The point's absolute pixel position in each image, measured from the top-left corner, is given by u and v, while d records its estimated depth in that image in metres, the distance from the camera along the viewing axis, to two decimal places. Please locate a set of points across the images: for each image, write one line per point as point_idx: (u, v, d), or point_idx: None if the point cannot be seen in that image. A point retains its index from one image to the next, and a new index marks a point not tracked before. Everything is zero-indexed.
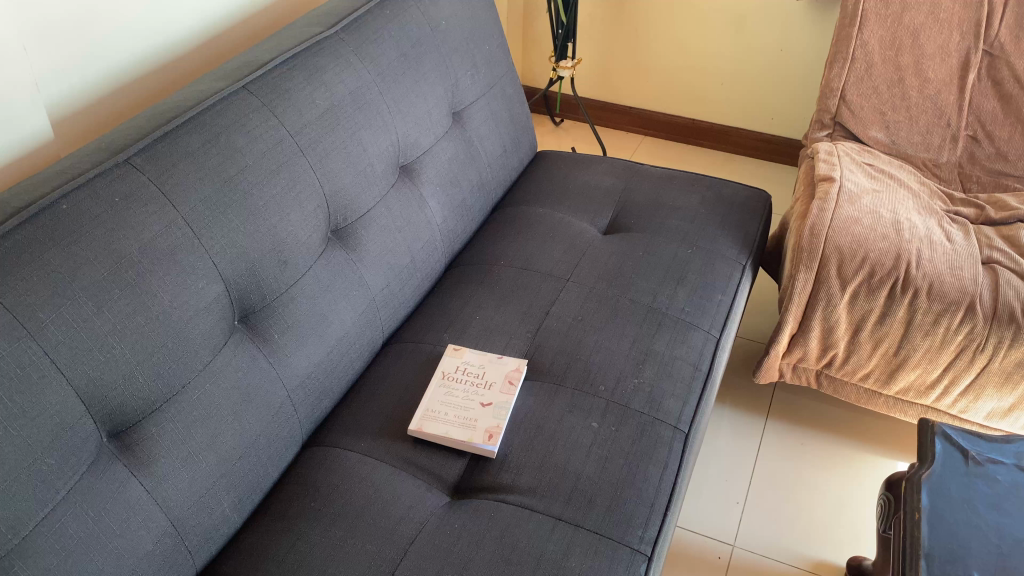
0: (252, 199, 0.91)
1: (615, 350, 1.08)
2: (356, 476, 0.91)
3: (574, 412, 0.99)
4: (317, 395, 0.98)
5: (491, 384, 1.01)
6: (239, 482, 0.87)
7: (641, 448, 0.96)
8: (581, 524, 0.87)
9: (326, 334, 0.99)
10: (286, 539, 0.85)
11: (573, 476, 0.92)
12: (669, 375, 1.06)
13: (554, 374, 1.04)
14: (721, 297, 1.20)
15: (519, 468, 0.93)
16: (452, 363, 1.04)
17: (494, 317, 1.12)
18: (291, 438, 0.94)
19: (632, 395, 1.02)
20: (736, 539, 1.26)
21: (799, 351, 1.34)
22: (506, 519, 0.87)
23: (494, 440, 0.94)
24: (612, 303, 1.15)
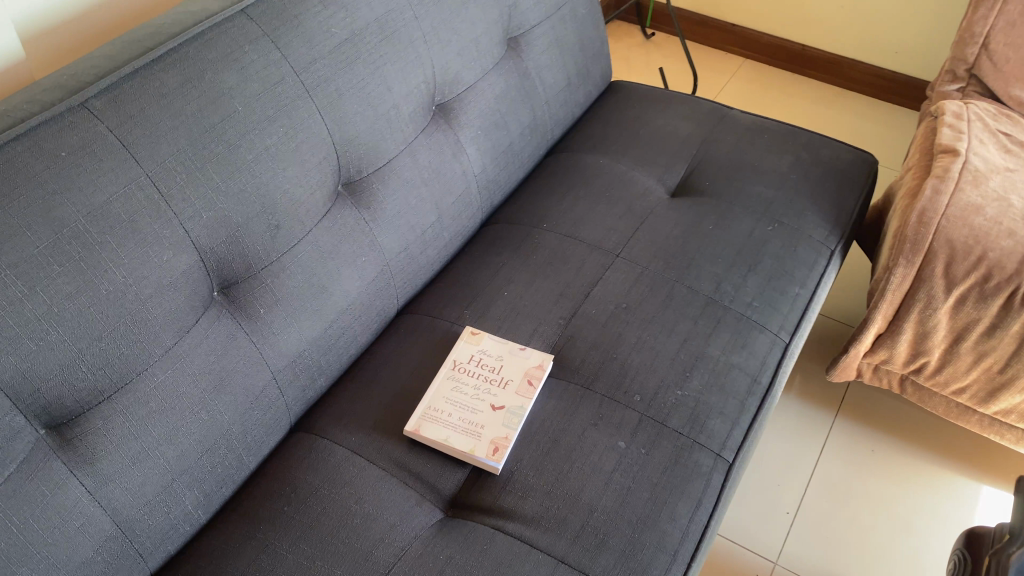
0: (240, 153, 0.77)
1: (659, 351, 0.92)
2: (339, 479, 0.80)
3: (600, 427, 0.85)
4: (309, 374, 0.86)
5: (507, 383, 0.87)
6: (204, 477, 0.78)
7: (672, 479, 0.83)
8: (587, 570, 0.75)
9: (324, 308, 0.86)
10: (250, 551, 0.75)
11: (587, 508, 0.79)
12: (718, 388, 0.91)
13: (586, 373, 0.90)
14: (798, 290, 1.03)
15: (526, 490, 0.80)
16: (466, 350, 0.90)
17: (525, 294, 0.97)
18: (273, 424, 0.83)
19: (672, 412, 0.88)
20: (779, 556, 1.12)
21: (884, 353, 1.15)
22: (499, 555, 0.75)
23: (499, 455, 0.81)
24: (665, 290, 0.98)
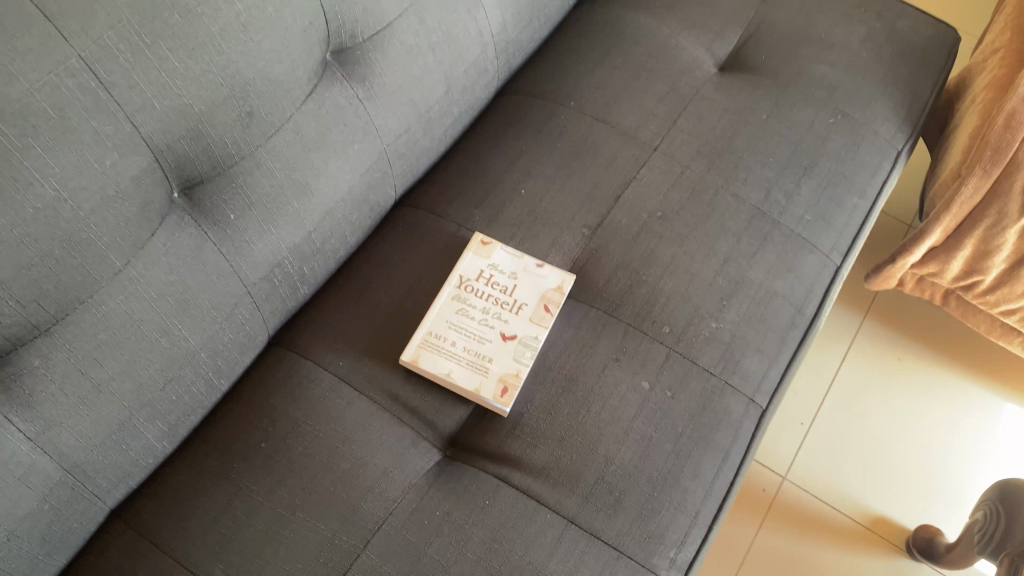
0: (203, 23, 0.60)
1: (694, 274, 0.80)
2: (324, 412, 0.70)
3: (622, 363, 0.75)
4: (290, 284, 0.75)
5: (521, 308, 0.76)
6: (169, 407, 0.67)
7: (699, 428, 0.74)
8: (598, 534, 0.68)
9: (307, 208, 0.73)
10: (223, 494, 0.67)
11: (602, 461, 0.70)
12: (759, 321, 0.80)
13: (609, 297, 0.78)
14: (856, 201, 0.89)
15: (535, 436, 0.71)
16: (475, 264, 0.78)
17: (545, 194, 0.84)
18: (248, 343, 0.73)
19: (705, 347, 0.77)
20: (789, 470, 1.07)
21: (934, 265, 1.03)
22: (502, 514, 0.67)
23: (508, 397, 0.71)
24: (706, 197, 0.85)
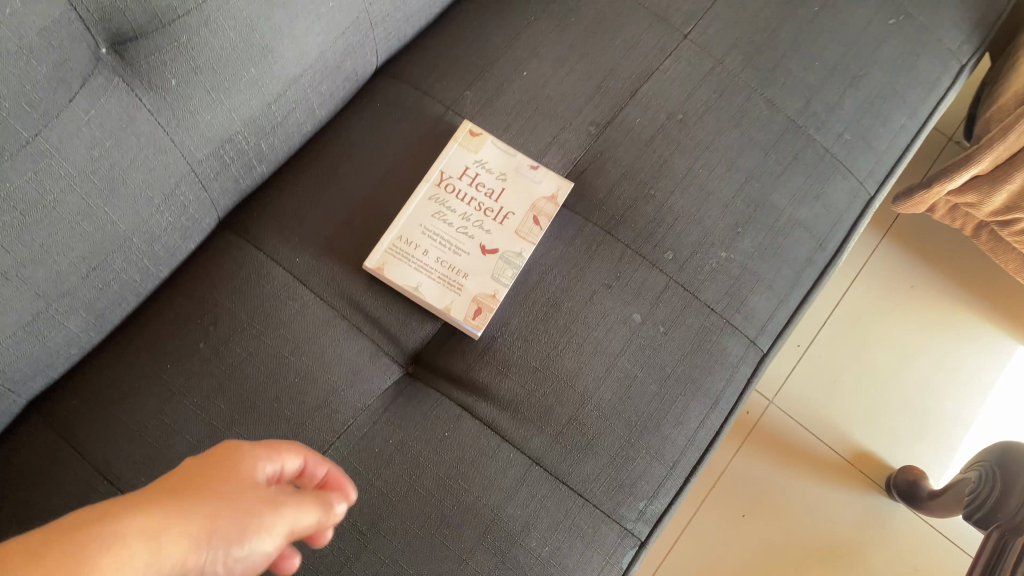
0: None
1: (709, 193, 0.70)
2: (272, 315, 0.62)
3: (614, 290, 0.66)
4: (243, 162, 0.64)
5: (506, 218, 0.67)
6: (95, 297, 0.59)
7: (690, 371, 0.66)
8: (564, 479, 0.62)
9: (266, 76, 0.62)
10: (153, 398, 0.60)
11: (578, 399, 0.63)
12: (773, 254, 0.71)
13: (608, 211, 0.69)
14: (904, 122, 0.78)
15: (507, 364, 0.64)
16: (460, 159, 0.68)
17: (550, 79, 0.72)
18: (191, 226, 0.63)
19: (709, 280, 0.68)
20: (777, 393, 1.02)
21: (973, 197, 0.93)
22: (461, 449, 0.61)
23: (480, 320, 0.63)
24: (735, 101, 0.73)
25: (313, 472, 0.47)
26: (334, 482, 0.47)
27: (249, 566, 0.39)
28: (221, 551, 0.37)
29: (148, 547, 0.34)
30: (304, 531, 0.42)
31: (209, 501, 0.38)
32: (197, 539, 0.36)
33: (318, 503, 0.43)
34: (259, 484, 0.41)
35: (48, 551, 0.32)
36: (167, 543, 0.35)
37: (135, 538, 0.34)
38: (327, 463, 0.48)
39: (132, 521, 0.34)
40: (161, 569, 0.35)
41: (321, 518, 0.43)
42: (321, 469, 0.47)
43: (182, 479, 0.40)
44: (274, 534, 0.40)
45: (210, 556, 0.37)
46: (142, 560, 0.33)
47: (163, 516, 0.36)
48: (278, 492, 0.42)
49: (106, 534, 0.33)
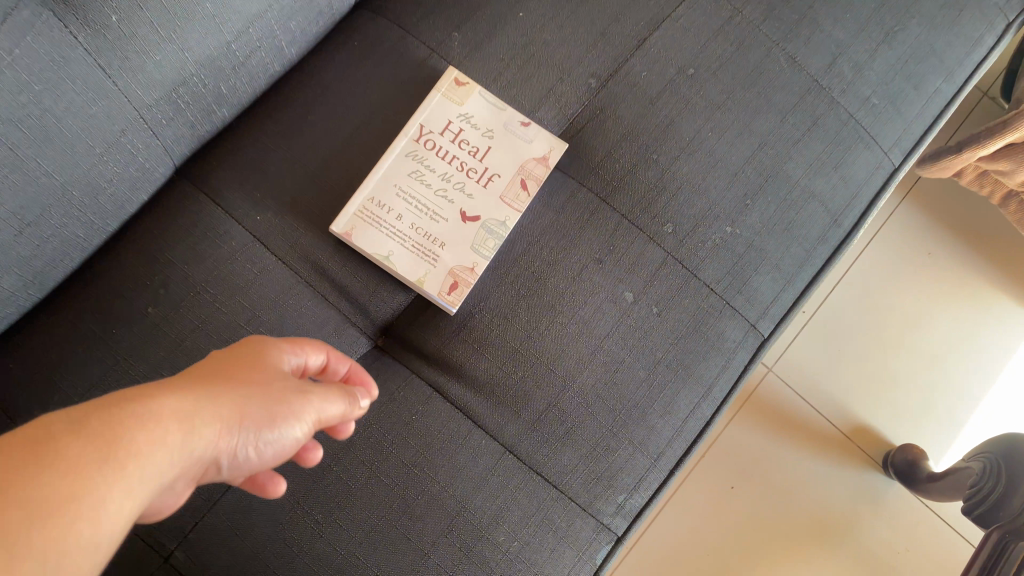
0: None
1: (718, 160, 0.64)
2: (228, 280, 0.57)
3: (605, 266, 0.60)
4: (200, 107, 0.58)
5: (490, 180, 0.61)
6: (32, 254, 0.52)
7: (683, 357, 0.61)
8: (538, 470, 0.58)
9: (224, 12, 0.55)
10: (97, 367, 0.54)
11: (560, 385, 0.58)
12: (783, 231, 0.64)
13: (605, 175, 0.62)
14: (940, 85, 0.70)
15: (483, 343, 0.58)
16: (443, 112, 0.62)
17: (548, 23, 0.65)
18: (142, 176, 0.57)
19: (711, 257, 0.62)
20: (777, 360, 0.97)
21: (1006, 165, 0.86)
22: (428, 435, 0.56)
23: (456, 295, 0.58)
24: (754, 57, 0.66)
25: (337, 368, 0.49)
26: (356, 377, 0.50)
27: (279, 451, 0.41)
28: (253, 436, 0.38)
29: (182, 431, 0.35)
30: (332, 420, 0.44)
31: (242, 388, 0.39)
32: (230, 420, 0.37)
33: (355, 393, 0.46)
34: (287, 373, 0.43)
35: (88, 417, 0.32)
36: (200, 427, 0.35)
37: (171, 418, 0.34)
38: (353, 362, 0.51)
39: (166, 399, 0.35)
40: (197, 449, 0.36)
41: (347, 409, 0.45)
42: (344, 366, 0.50)
43: (212, 365, 0.41)
44: (304, 421, 0.41)
45: (241, 440, 0.38)
46: (176, 438, 0.34)
47: (200, 398, 0.36)
48: (307, 381, 0.44)
49: (143, 412, 0.34)
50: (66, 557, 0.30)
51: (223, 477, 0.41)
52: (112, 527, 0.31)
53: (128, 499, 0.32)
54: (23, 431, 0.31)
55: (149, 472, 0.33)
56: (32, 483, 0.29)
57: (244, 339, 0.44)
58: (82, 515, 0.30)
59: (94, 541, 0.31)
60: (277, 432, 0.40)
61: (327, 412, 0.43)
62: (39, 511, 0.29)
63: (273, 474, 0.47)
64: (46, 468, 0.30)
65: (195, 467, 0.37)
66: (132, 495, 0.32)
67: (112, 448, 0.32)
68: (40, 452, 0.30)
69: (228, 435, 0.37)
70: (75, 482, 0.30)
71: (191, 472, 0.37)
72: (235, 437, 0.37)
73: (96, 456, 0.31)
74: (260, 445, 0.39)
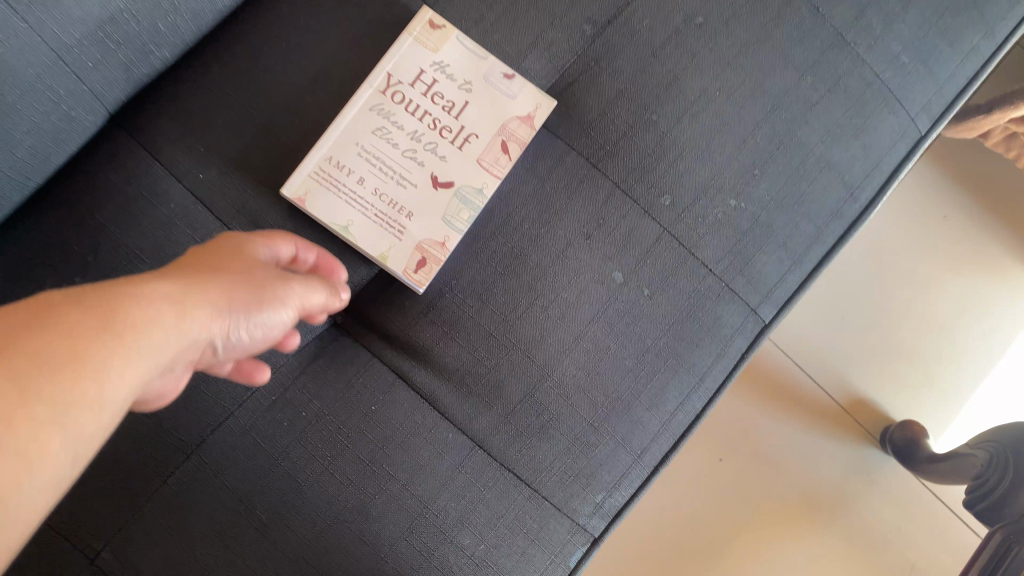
0: None
1: (726, 124, 0.56)
2: (169, 249, 0.51)
3: (592, 242, 0.54)
4: (135, 47, 0.50)
5: (466, 141, 0.54)
6: None
7: (675, 345, 0.55)
8: (510, 466, 0.52)
9: None
10: None
11: (536, 374, 0.53)
12: (793, 206, 0.58)
13: (597, 138, 0.55)
14: (979, 41, 0.63)
15: (453, 325, 0.53)
16: (414, 60, 0.54)
17: None
18: (70, 129, 0.50)
19: (711, 234, 0.56)
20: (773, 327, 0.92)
21: None
22: (387, 427, 0.51)
23: (422, 273, 0.52)
24: (773, 5, 0.58)
25: (304, 258, 0.50)
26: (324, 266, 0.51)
27: (269, 333, 0.45)
28: (242, 318, 0.42)
29: (176, 315, 0.37)
30: (314, 309, 0.48)
31: (230, 277, 0.42)
32: (219, 304, 0.40)
33: (335, 286, 0.49)
34: (267, 265, 0.46)
35: (84, 295, 0.35)
36: (193, 308, 0.38)
37: (165, 300, 0.37)
38: (322, 252, 0.51)
39: (158, 284, 0.38)
40: (192, 330, 0.39)
41: (328, 300, 0.48)
42: (312, 255, 0.50)
43: (193, 259, 0.43)
44: (290, 305, 0.45)
45: (230, 324, 0.42)
46: (171, 319, 0.37)
47: (191, 283, 0.39)
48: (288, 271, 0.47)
49: (140, 292, 0.36)
50: (79, 415, 0.32)
51: (215, 363, 0.44)
52: (117, 392, 0.34)
53: (128, 371, 0.34)
54: (23, 303, 0.33)
55: (152, 342, 0.36)
56: (39, 343, 0.32)
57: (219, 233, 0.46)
58: (90, 375, 0.33)
59: (104, 403, 0.33)
60: (270, 303, 0.44)
61: (309, 300, 0.47)
62: (45, 368, 0.31)
63: (257, 364, 0.48)
64: (46, 332, 0.32)
65: (191, 352, 0.40)
66: (136, 362, 0.35)
67: (111, 321, 0.34)
68: (45, 319, 0.33)
69: (218, 321, 0.40)
70: (81, 346, 0.33)
71: (186, 359, 0.40)
72: (223, 323, 0.41)
73: (96, 325, 0.34)
74: (251, 326, 0.43)
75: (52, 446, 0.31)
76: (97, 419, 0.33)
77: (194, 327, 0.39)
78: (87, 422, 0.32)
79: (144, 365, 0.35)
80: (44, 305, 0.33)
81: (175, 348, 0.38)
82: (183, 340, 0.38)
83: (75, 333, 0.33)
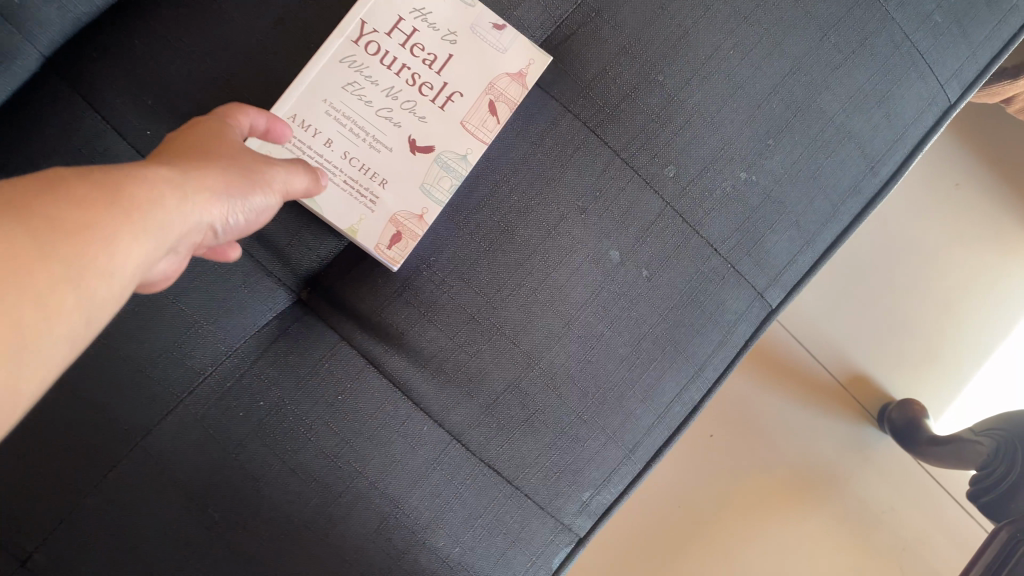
0: None
1: (739, 86, 0.50)
2: None
3: (587, 217, 0.48)
4: None
5: (449, 100, 0.48)
6: None
7: (674, 331, 0.50)
8: (490, 462, 0.48)
9: None
10: None
11: (522, 361, 0.48)
12: (808, 179, 0.52)
13: (596, 99, 0.49)
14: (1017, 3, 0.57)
15: (431, 305, 0.47)
16: (392, 7, 0.48)
17: None
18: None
19: (718, 210, 0.50)
20: None
21: None
22: (355, 418, 0.46)
23: (396, 250, 0.47)
24: None
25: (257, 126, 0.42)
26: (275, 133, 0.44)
27: (259, 217, 0.38)
28: (239, 201, 0.35)
29: (177, 195, 0.31)
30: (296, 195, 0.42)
31: (224, 165, 0.35)
32: (218, 189, 0.34)
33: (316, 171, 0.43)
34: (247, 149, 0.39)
35: (86, 172, 0.29)
36: (195, 191, 0.32)
37: (165, 183, 0.30)
38: (272, 116, 0.43)
39: (153, 168, 0.31)
40: (195, 220, 0.32)
41: (310, 185, 0.42)
42: (263, 118, 0.42)
43: (175, 145, 0.36)
44: (276, 191, 0.39)
45: (233, 203, 0.35)
46: (173, 202, 0.31)
47: (185, 168, 0.33)
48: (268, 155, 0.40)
49: (138, 175, 0.30)
50: (93, 280, 0.26)
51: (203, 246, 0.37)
52: (130, 267, 0.28)
53: (138, 246, 0.28)
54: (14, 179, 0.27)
55: (164, 218, 0.30)
56: (41, 206, 0.26)
57: (186, 120, 0.39)
58: (99, 244, 0.27)
59: (115, 273, 0.27)
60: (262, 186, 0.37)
61: (293, 187, 0.40)
62: (55, 233, 0.26)
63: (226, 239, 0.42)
64: (51, 201, 0.26)
65: (195, 233, 0.33)
66: (150, 233, 0.29)
67: (122, 194, 0.28)
68: (54, 182, 0.27)
69: (221, 204, 0.34)
70: (89, 211, 0.27)
71: (186, 243, 0.33)
72: (227, 205, 0.34)
73: (104, 201, 0.28)
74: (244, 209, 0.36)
75: (62, 313, 0.25)
76: (109, 288, 0.27)
77: (201, 210, 0.32)
78: (100, 295, 0.27)
79: (156, 238, 0.29)
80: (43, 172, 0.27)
81: (181, 230, 0.31)
82: (188, 225, 0.32)
83: (84, 201, 0.27)
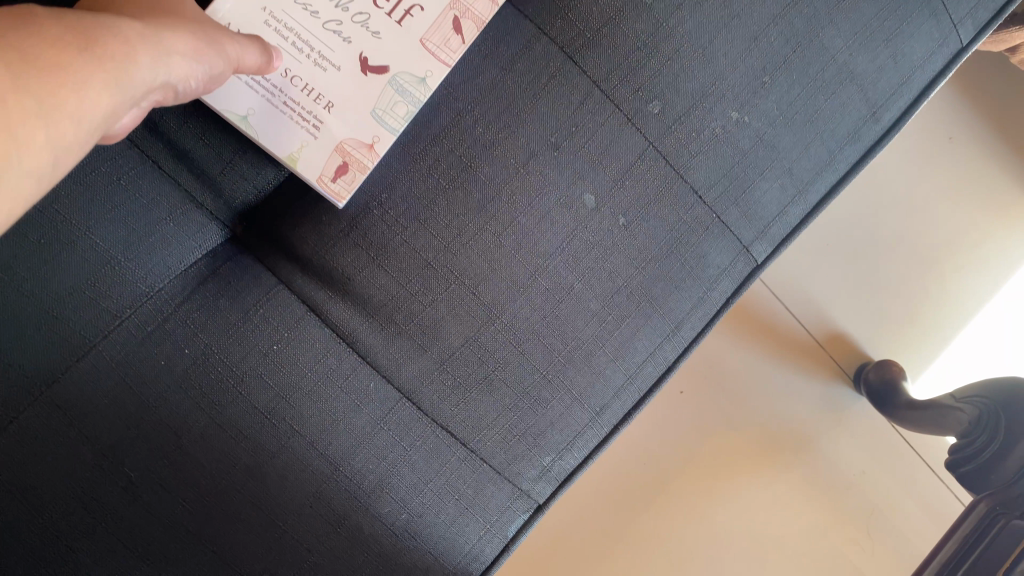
0: None
1: (737, 15, 0.45)
2: None
3: (560, 157, 0.43)
4: None
5: (407, 14, 0.42)
6: None
7: (649, 286, 0.46)
8: (442, 423, 0.44)
9: None
10: None
11: (481, 314, 0.43)
12: (804, 124, 0.47)
13: (575, 22, 0.43)
14: None
15: (381, 248, 0.42)
16: None
17: None
18: None
19: (706, 155, 0.45)
20: None
21: None
22: (293, 371, 0.42)
23: (341, 182, 0.42)
24: None
25: None
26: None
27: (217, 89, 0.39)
28: (208, 67, 0.36)
29: (151, 54, 0.33)
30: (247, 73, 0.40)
31: (194, 29, 0.36)
32: (188, 53, 0.35)
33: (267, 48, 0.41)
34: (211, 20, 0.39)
35: (65, 16, 0.30)
36: (169, 51, 0.34)
37: (141, 42, 0.32)
38: None
39: (130, 24, 0.33)
40: (164, 79, 0.34)
41: (263, 64, 0.40)
42: None
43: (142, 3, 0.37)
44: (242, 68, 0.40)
45: (202, 69, 0.36)
46: (146, 60, 0.32)
47: (158, 27, 0.34)
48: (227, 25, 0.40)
49: (115, 29, 0.32)
50: (65, 122, 0.29)
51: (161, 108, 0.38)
52: (96, 113, 0.30)
53: (106, 96, 0.30)
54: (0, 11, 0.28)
55: (133, 72, 0.32)
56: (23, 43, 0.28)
57: None
58: (70, 88, 0.29)
59: (83, 118, 0.30)
60: (229, 58, 0.37)
61: (247, 64, 0.39)
62: (34, 74, 0.28)
63: None
64: (26, 38, 0.28)
65: (160, 92, 0.35)
66: (118, 85, 0.31)
67: (97, 45, 0.30)
68: (32, 24, 0.29)
69: (190, 68, 0.35)
70: (62, 55, 0.29)
71: (149, 100, 0.35)
72: (196, 70, 0.36)
73: (80, 47, 0.29)
74: (210, 77, 0.37)
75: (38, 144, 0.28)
76: (79, 130, 0.30)
77: (170, 70, 0.34)
78: (69, 137, 0.29)
79: (124, 91, 0.31)
80: (19, 8, 0.29)
81: (146, 87, 0.33)
82: (155, 83, 0.33)
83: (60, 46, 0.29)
